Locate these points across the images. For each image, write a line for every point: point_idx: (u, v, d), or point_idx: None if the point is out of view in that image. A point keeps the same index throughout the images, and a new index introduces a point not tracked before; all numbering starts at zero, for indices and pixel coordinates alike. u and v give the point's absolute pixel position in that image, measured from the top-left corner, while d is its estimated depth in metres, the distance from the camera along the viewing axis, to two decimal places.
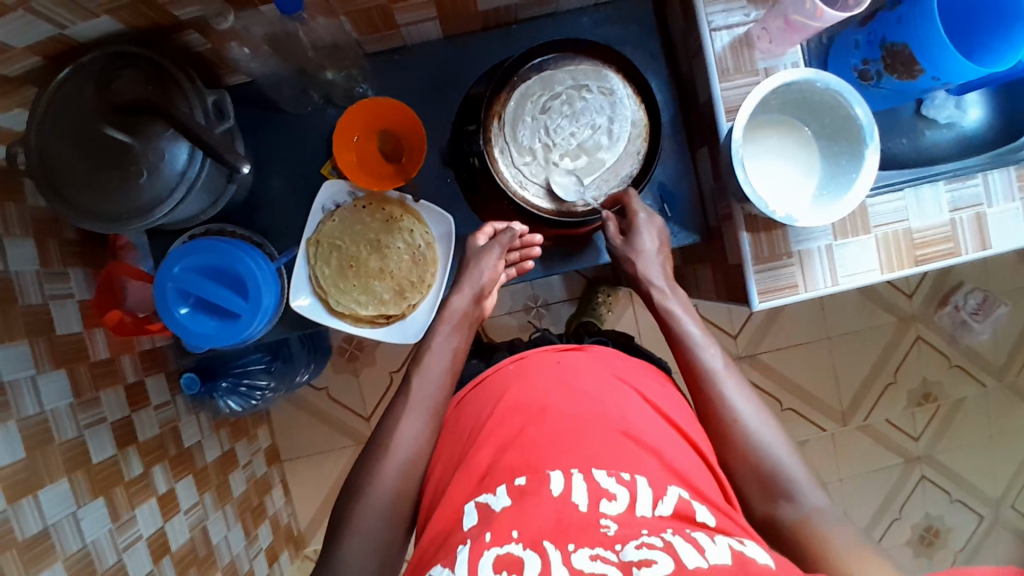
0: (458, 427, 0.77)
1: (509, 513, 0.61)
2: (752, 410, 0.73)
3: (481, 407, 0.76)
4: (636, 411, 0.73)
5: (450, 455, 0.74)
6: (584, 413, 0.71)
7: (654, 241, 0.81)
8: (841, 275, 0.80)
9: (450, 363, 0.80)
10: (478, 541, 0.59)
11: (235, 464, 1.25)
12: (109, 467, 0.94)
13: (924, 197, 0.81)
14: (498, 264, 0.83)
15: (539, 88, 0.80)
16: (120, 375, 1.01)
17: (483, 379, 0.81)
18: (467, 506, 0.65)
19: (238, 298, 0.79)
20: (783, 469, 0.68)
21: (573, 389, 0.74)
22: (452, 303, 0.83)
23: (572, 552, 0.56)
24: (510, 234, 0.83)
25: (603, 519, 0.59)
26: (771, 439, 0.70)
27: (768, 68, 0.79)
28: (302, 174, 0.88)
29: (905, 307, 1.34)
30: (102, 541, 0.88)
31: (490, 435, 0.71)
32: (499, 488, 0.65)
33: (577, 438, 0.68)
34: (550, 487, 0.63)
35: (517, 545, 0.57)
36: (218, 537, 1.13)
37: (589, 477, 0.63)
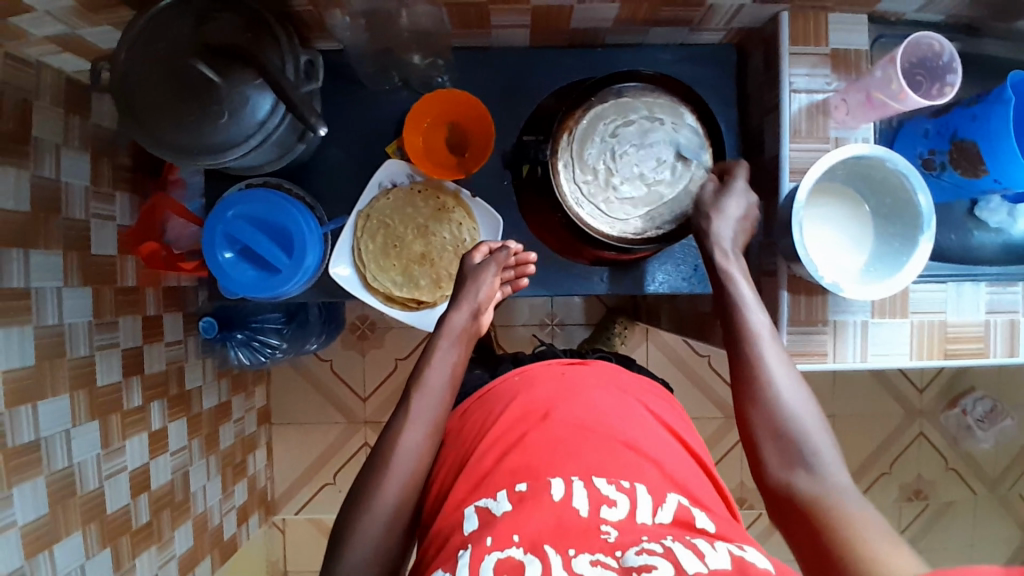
0: (465, 429, 0.77)
1: (509, 517, 0.61)
2: (787, 378, 0.68)
3: (488, 412, 0.77)
4: (637, 425, 0.73)
5: (455, 454, 0.76)
6: (589, 423, 0.72)
7: (741, 210, 0.77)
8: (872, 352, 0.81)
9: (449, 378, 0.77)
10: (479, 545, 0.59)
11: (228, 417, 1.25)
12: (110, 393, 0.94)
13: (964, 293, 0.82)
14: (494, 282, 0.81)
15: (613, 112, 0.81)
16: (141, 305, 1.02)
17: (489, 389, 0.82)
18: (467, 511, 0.65)
19: (280, 253, 0.80)
20: (809, 439, 0.64)
21: (577, 399, 0.75)
22: (451, 319, 0.80)
23: (572, 558, 0.57)
24: (505, 253, 0.82)
25: (604, 525, 0.61)
26: (800, 410, 0.66)
27: (839, 138, 0.80)
28: (364, 146, 0.88)
29: (914, 400, 1.35)
30: (88, 464, 0.89)
31: (493, 437, 0.71)
32: (499, 492, 0.65)
33: (578, 448, 0.68)
34: (551, 493, 0.63)
35: (517, 549, 0.58)
36: (197, 485, 1.13)
37: (590, 484, 0.64)
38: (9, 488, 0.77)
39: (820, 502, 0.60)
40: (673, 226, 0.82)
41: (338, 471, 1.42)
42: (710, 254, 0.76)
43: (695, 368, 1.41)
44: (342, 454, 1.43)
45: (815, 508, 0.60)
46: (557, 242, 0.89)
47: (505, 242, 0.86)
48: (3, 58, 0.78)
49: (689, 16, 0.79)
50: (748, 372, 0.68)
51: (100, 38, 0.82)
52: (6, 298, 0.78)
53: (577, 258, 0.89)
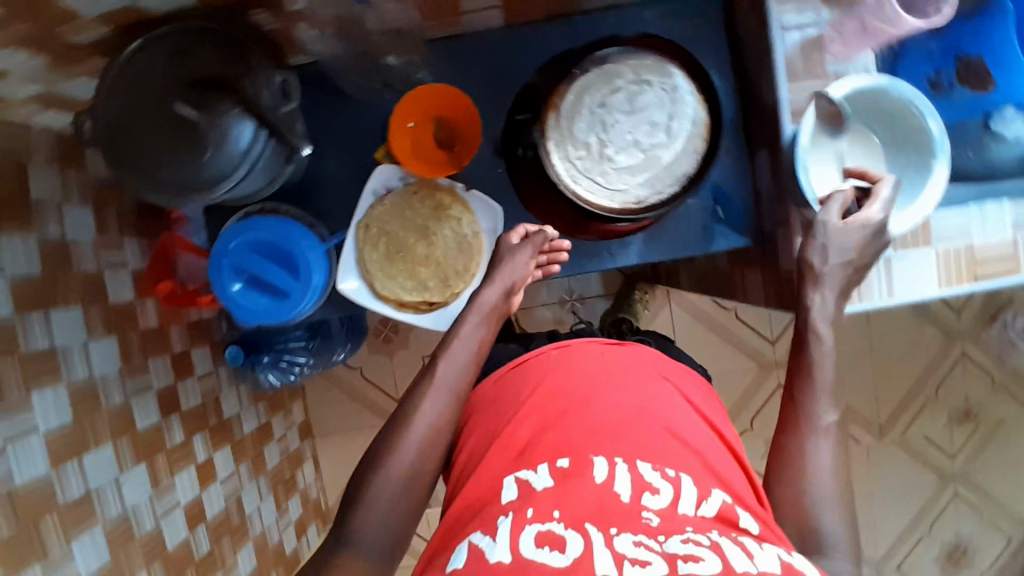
0: (494, 404, 0.78)
1: (552, 493, 0.63)
2: (831, 485, 0.69)
3: (520, 390, 0.77)
4: (677, 411, 0.73)
5: (484, 429, 0.76)
6: (631, 410, 0.71)
7: (861, 233, 0.69)
8: (897, 288, 0.79)
9: (474, 355, 0.77)
10: (519, 515, 0.61)
11: (271, 437, 1.28)
12: (151, 434, 0.97)
13: (988, 213, 0.78)
14: (529, 264, 0.81)
15: (599, 81, 0.78)
16: (168, 344, 1.04)
17: (522, 359, 0.81)
18: (506, 480, 0.67)
19: (288, 276, 0.80)
20: (827, 547, 0.67)
21: (618, 382, 0.74)
22: (481, 296, 0.80)
23: (614, 536, 0.58)
24: (543, 236, 0.82)
25: (646, 511, 0.61)
26: (830, 523, 0.68)
27: (838, 72, 0.76)
28: (354, 157, 0.87)
29: (952, 323, 1.31)
30: (141, 507, 0.92)
31: (531, 417, 0.72)
32: (540, 466, 0.66)
33: (621, 431, 0.68)
34: (594, 473, 0.64)
35: (558, 524, 0.59)
36: (251, 508, 1.16)
37: (635, 468, 0.64)
38: (69, 543, 0.79)
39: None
40: (676, 189, 0.80)
41: None
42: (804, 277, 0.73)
43: (723, 323, 1.39)
44: None
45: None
46: (563, 223, 0.87)
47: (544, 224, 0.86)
48: None
49: None
50: (796, 463, 0.70)
51: (78, 92, 0.82)
52: (34, 360, 0.79)
53: (586, 234, 0.87)
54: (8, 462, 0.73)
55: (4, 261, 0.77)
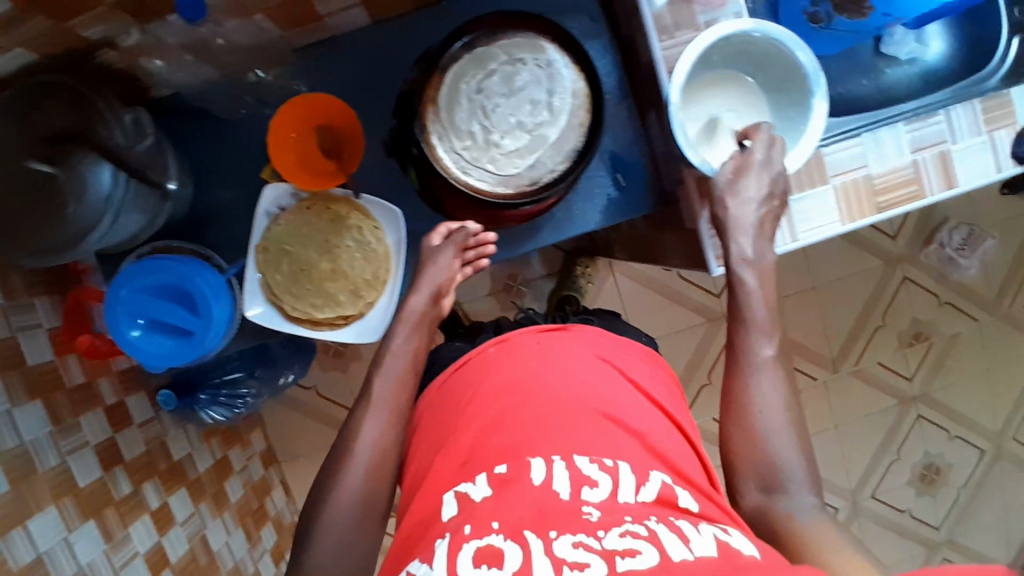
0: (437, 416, 0.75)
1: (490, 503, 0.60)
2: (779, 419, 0.66)
3: (461, 393, 0.74)
4: (617, 394, 0.72)
5: (428, 444, 0.73)
6: (565, 398, 0.69)
7: (762, 184, 0.69)
8: (800, 231, 0.78)
9: (408, 365, 0.76)
10: (457, 535, 0.57)
11: (230, 471, 1.26)
12: (96, 489, 0.95)
13: (882, 141, 0.78)
14: (453, 264, 0.80)
15: (473, 67, 0.76)
16: (99, 398, 1.01)
17: (464, 361, 0.79)
18: (447, 496, 0.64)
19: (189, 314, 0.78)
20: (789, 483, 0.63)
21: (555, 371, 0.72)
22: (408, 305, 0.79)
23: (553, 540, 0.54)
24: (465, 233, 0.80)
25: (586, 506, 0.58)
26: (786, 455, 0.65)
27: (709, 22, 0.75)
28: (244, 181, 0.85)
29: (890, 249, 1.31)
30: (98, 562, 0.90)
31: (468, 420, 0.70)
32: (480, 476, 0.63)
33: (557, 424, 0.66)
34: (532, 476, 0.61)
35: (497, 536, 0.55)
36: (219, 543, 1.15)
37: (571, 464, 0.62)
38: None
39: (792, 533, 0.60)
40: (568, 165, 0.78)
41: None
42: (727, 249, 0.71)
43: (668, 284, 1.38)
44: None
45: (785, 542, 0.60)
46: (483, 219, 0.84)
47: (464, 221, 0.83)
48: None
49: None
50: (742, 403, 0.67)
51: None
52: None
53: (504, 223, 0.84)
54: None
55: None
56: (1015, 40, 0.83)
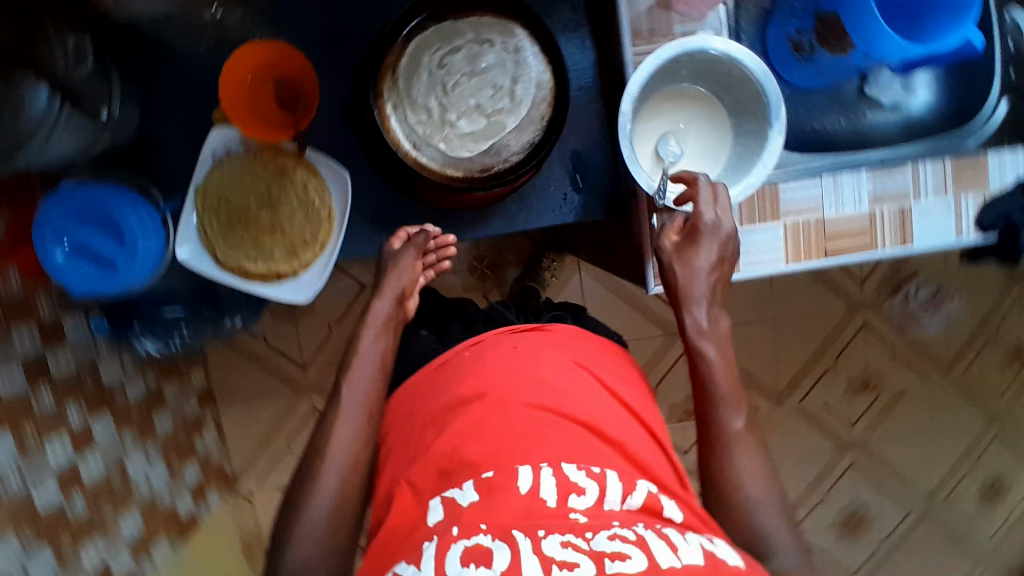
0: (412, 416, 0.73)
1: (477, 507, 0.58)
2: (757, 484, 0.64)
3: (434, 396, 0.72)
4: (597, 403, 0.70)
5: (402, 446, 0.70)
6: (545, 407, 0.67)
7: (710, 255, 0.69)
8: (743, 262, 0.77)
9: (378, 367, 0.77)
10: (444, 537, 0.55)
11: (162, 404, 1.26)
12: (16, 402, 0.93)
13: (842, 185, 0.76)
14: (414, 266, 0.82)
15: (437, 40, 0.74)
16: (33, 311, 1.00)
17: (441, 361, 0.77)
18: (433, 501, 0.61)
19: (116, 246, 0.77)
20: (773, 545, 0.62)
21: (531, 374, 0.70)
22: (374, 308, 0.81)
23: (542, 539, 0.53)
24: (425, 235, 0.82)
25: (573, 512, 0.57)
26: (765, 515, 0.63)
27: (685, 34, 0.74)
28: (195, 118, 0.83)
29: (855, 294, 1.30)
30: (8, 471, 0.89)
31: (443, 420, 0.68)
32: (466, 482, 0.61)
33: (538, 431, 0.64)
34: (519, 483, 0.59)
35: (486, 537, 0.54)
36: (138, 473, 1.16)
37: (558, 470, 0.60)
38: None
39: None
40: (522, 157, 0.76)
41: (292, 439, 1.45)
42: (684, 326, 0.71)
43: (630, 291, 1.37)
44: (292, 421, 1.44)
45: None
46: (448, 204, 0.82)
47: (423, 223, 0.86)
48: None
49: None
50: (717, 466, 0.65)
51: None
52: None
53: (459, 203, 0.82)
54: None
55: None
56: (1003, 100, 0.82)
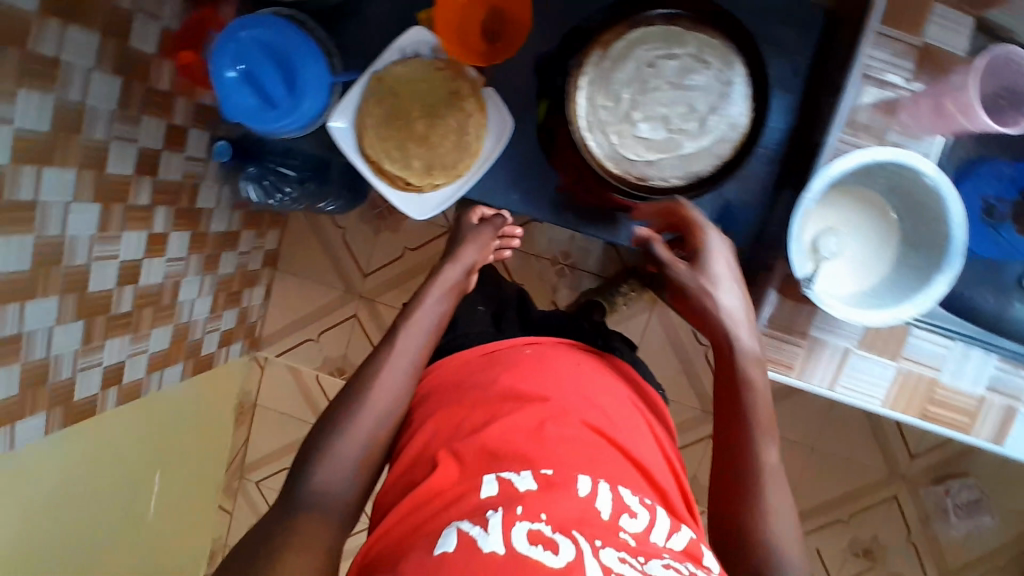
0: (461, 388, 0.73)
1: (536, 496, 0.59)
2: (788, 525, 0.60)
3: (488, 377, 0.73)
4: (645, 446, 0.71)
5: (445, 413, 0.70)
6: (602, 432, 0.68)
7: (731, 269, 0.69)
8: (842, 382, 0.73)
9: (438, 324, 0.76)
10: (509, 510, 0.57)
11: (235, 246, 1.32)
12: (118, 183, 0.97)
13: (968, 359, 0.74)
14: (488, 244, 0.85)
15: (660, 39, 0.72)
16: (169, 111, 1.04)
17: (495, 350, 0.79)
18: (486, 476, 0.62)
19: (283, 91, 0.78)
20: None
21: (589, 398, 0.71)
22: (444, 273, 0.80)
23: (599, 548, 0.55)
24: (502, 219, 0.86)
25: (623, 530, 0.58)
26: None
27: (896, 144, 0.70)
28: (402, 12, 0.84)
29: (900, 464, 1.27)
30: (79, 241, 0.92)
31: (499, 405, 0.68)
32: (524, 470, 0.62)
33: (592, 451, 0.65)
34: (578, 487, 0.60)
35: (546, 527, 0.56)
36: (186, 297, 1.22)
37: (615, 490, 0.62)
38: None
39: None
40: (680, 183, 0.74)
41: (324, 332, 1.50)
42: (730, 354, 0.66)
43: (689, 353, 1.35)
44: (330, 318, 1.49)
45: None
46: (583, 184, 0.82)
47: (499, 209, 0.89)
48: None
49: None
50: (741, 494, 0.61)
51: None
52: (34, 60, 0.78)
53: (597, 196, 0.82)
54: None
55: None
56: None
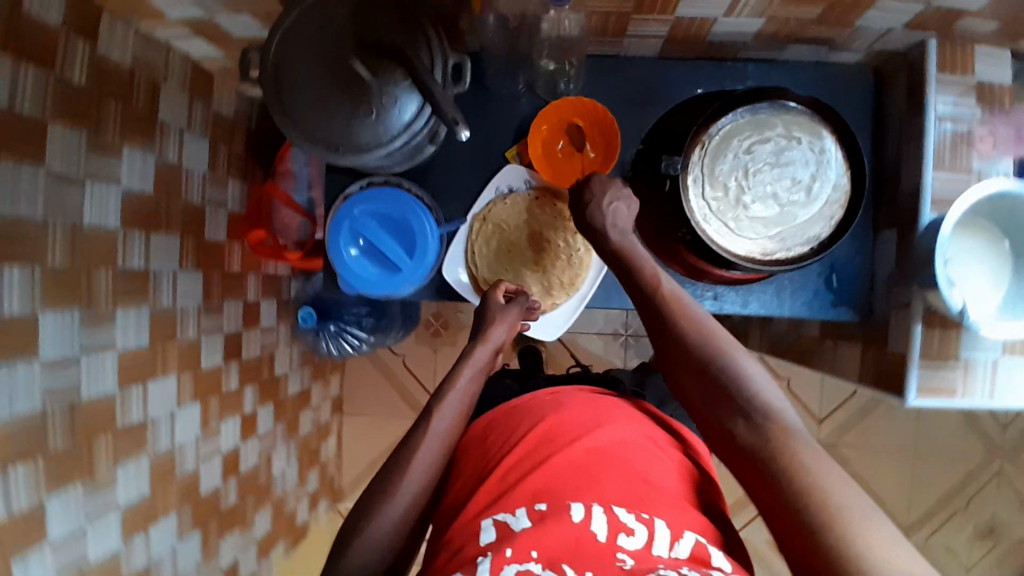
0: (491, 440, 0.74)
1: (529, 535, 0.58)
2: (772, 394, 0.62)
3: (512, 428, 0.73)
4: (666, 467, 0.67)
5: (474, 467, 0.72)
6: (612, 458, 0.66)
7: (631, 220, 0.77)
8: (999, 392, 0.75)
9: (464, 406, 0.71)
10: (497, 554, 0.57)
11: (307, 403, 1.30)
12: (211, 375, 0.97)
13: None
14: (515, 322, 0.79)
15: (749, 128, 0.76)
16: (243, 290, 1.05)
17: (518, 403, 0.78)
18: (484, 522, 0.62)
19: (403, 253, 0.81)
20: (843, 508, 0.52)
21: (599, 428, 0.70)
22: (475, 354, 0.76)
23: None
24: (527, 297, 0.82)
25: (620, 552, 0.57)
26: (838, 481, 0.54)
27: (981, 171, 0.76)
28: (483, 150, 0.86)
29: (995, 437, 1.33)
30: (187, 446, 0.91)
31: (514, 454, 0.68)
32: (518, 509, 0.62)
33: (599, 475, 0.64)
34: (572, 514, 0.60)
35: (536, 565, 0.56)
36: (278, 470, 1.18)
37: (609, 510, 0.60)
38: (115, 466, 0.78)
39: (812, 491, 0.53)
40: (806, 250, 0.77)
41: None
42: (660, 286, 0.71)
43: None
44: None
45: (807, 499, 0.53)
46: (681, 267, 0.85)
47: (523, 287, 0.84)
48: (134, 39, 0.79)
49: (832, 35, 0.76)
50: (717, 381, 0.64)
51: (234, 24, 0.83)
52: (127, 278, 0.79)
53: (700, 279, 0.85)
54: (78, 377, 0.72)
55: (121, 172, 0.77)
56: None
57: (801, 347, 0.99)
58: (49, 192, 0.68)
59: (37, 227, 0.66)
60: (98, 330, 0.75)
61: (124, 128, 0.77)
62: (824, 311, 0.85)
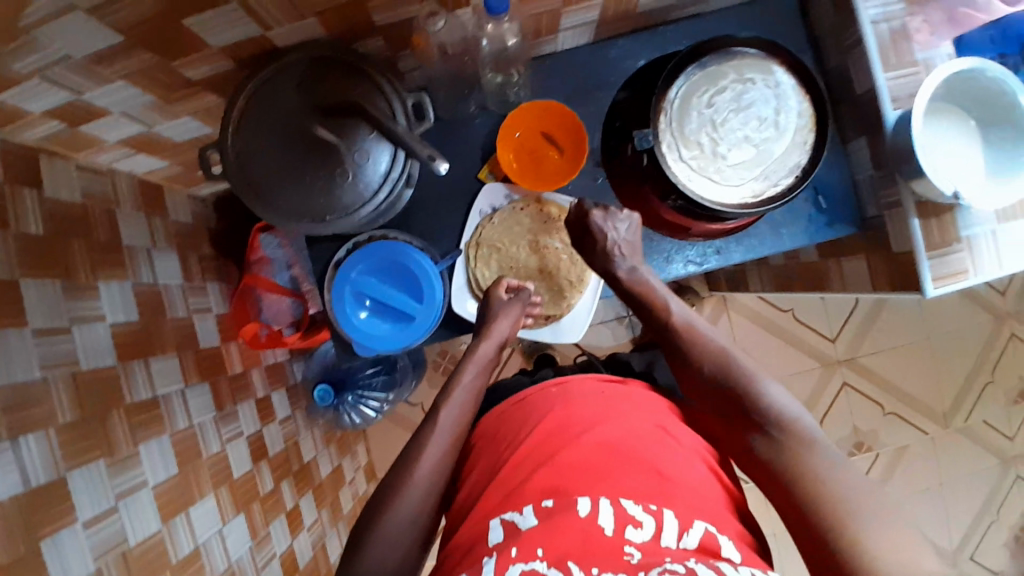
0: (503, 434, 0.74)
1: (538, 533, 0.59)
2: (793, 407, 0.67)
3: (522, 424, 0.73)
4: (675, 457, 0.67)
5: (486, 462, 0.72)
6: (624, 451, 0.67)
7: (638, 239, 0.81)
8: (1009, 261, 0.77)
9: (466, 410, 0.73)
10: (503, 555, 0.58)
11: (343, 480, 1.26)
12: (247, 482, 0.92)
13: None
14: (517, 322, 0.81)
15: (703, 83, 0.78)
16: (251, 388, 1.02)
17: (523, 397, 0.78)
18: (492, 522, 0.63)
19: (410, 300, 0.80)
20: (857, 516, 0.57)
21: (609, 421, 0.70)
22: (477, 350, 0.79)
23: None
24: (528, 295, 0.83)
25: (628, 546, 0.58)
26: (848, 488, 0.59)
27: (926, 60, 0.77)
28: (455, 178, 0.86)
29: (999, 304, 1.41)
30: (244, 560, 0.86)
31: (528, 459, 0.68)
32: (526, 507, 0.62)
33: (610, 470, 0.64)
34: (578, 509, 0.61)
35: (541, 564, 0.56)
36: (335, 555, 1.14)
37: (617, 504, 0.61)
38: None
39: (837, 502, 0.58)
40: (792, 180, 0.78)
41: None
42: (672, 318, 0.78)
43: (783, 325, 1.38)
44: None
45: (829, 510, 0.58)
46: (666, 228, 0.87)
47: (524, 282, 0.84)
48: (78, 173, 0.76)
49: None
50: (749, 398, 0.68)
51: (173, 129, 0.81)
52: (139, 410, 0.76)
53: (690, 235, 0.86)
54: (120, 523, 0.68)
55: (103, 305, 0.74)
56: None
57: (806, 275, 1.02)
58: (42, 350, 0.64)
59: (37, 388, 0.63)
60: (127, 472, 0.71)
61: (93, 261, 0.74)
62: (820, 234, 0.88)
